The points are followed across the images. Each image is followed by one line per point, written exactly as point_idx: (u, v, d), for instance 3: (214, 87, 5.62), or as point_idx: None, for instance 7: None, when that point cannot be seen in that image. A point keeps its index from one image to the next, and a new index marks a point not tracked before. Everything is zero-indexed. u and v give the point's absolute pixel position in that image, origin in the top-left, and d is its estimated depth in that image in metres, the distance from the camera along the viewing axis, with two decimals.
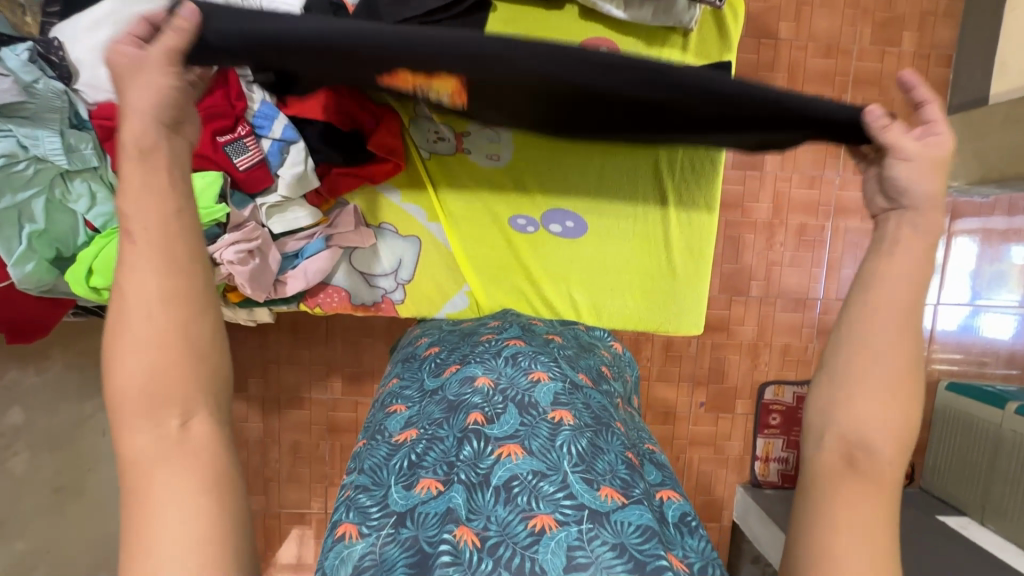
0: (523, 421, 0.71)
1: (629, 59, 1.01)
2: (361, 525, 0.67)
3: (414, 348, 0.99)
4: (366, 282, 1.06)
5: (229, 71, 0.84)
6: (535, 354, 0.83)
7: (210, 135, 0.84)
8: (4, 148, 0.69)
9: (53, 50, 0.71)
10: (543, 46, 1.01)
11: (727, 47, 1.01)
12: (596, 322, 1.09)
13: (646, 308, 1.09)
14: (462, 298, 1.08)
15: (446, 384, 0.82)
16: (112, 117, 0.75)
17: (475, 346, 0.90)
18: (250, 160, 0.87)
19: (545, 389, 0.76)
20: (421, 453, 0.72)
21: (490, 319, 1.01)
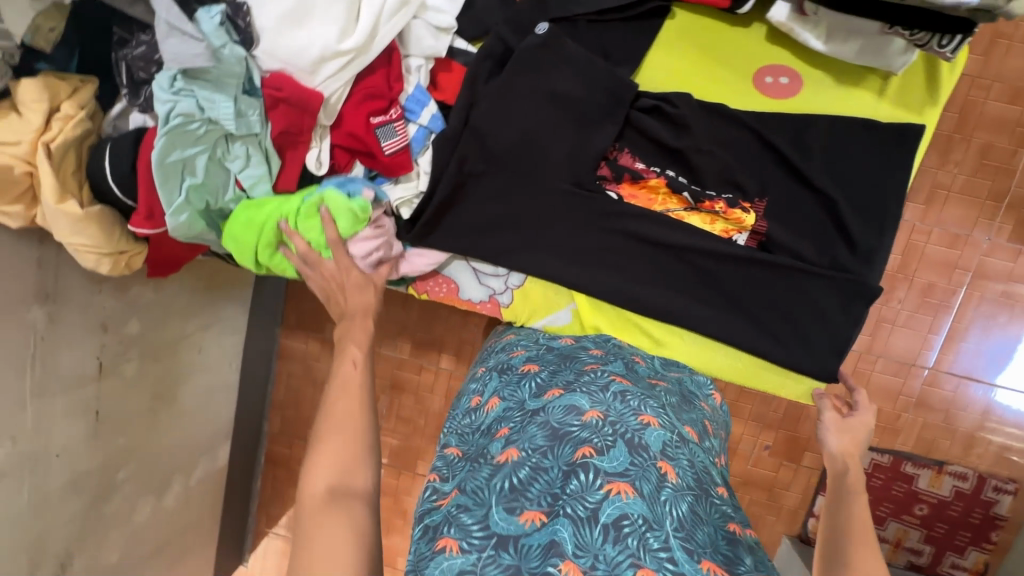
0: (632, 462, 0.69)
1: (812, 93, 0.91)
2: (462, 541, 0.65)
3: (507, 359, 0.97)
4: (475, 279, 1.05)
5: (394, 52, 0.83)
6: (644, 397, 0.80)
7: (365, 115, 0.82)
8: (184, 108, 0.71)
9: (241, 15, 0.71)
10: (717, 66, 0.92)
11: (934, 101, 0.88)
12: (706, 370, 1.02)
13: (763, 367, 1.00)
14: (567, 313, 1.05)
15: (549, 406, 0.78)
16: (282, 88, 0.75)
17: (579, 374, 0.86)
18: (396, 144, 0.85)
19: (655, 435, 0.73)
20: (524, 479, 0.68)
21: (593, 345, 0.97)
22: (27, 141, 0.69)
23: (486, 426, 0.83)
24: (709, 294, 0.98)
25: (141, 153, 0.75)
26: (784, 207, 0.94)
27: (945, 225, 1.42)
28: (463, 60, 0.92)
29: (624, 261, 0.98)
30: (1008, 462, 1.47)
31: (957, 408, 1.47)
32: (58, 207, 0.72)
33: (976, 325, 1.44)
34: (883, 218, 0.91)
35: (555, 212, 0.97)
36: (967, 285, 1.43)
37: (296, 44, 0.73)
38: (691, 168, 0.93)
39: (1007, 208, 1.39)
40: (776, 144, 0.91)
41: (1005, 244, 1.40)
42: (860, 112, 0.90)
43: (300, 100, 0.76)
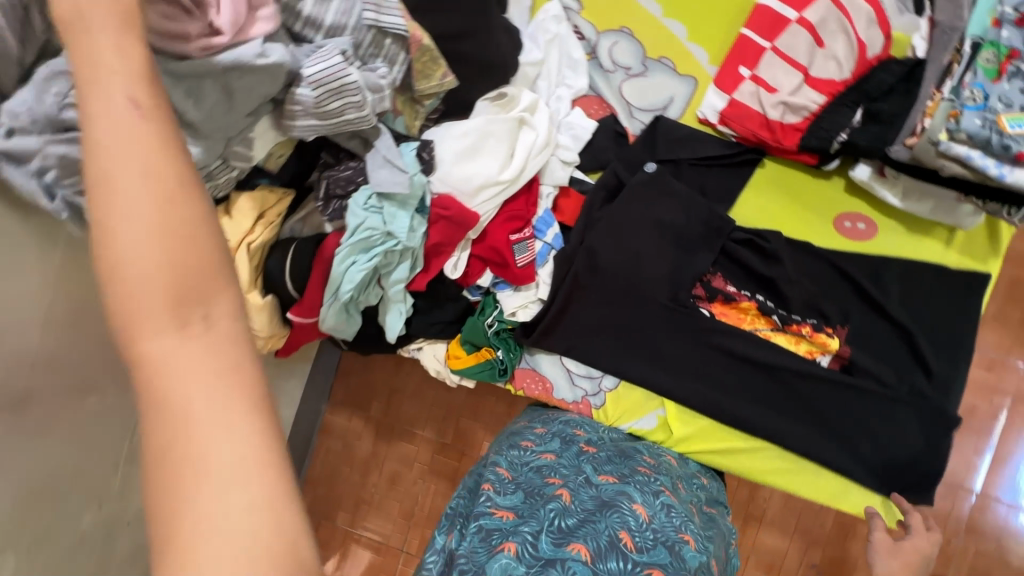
0: (670, 563, 0.70)
1: (886, 238, 1.03)
2: (523, 548, 0.66)
3: (573, 434, 1.00)
4: (569, 379, 1.11)
5: (534, 182, 0.98)
6: (686, 518, 0.84)
7: (506, 233, 0.95)
8: (372, 223, 0.83)
9: (427, 150, 0.87)
10: (801, 208, 1.06)
11: (996, 251, 1.00)
12: (789, 485, 1.05)
13: (846, 484, 1.03)
14: (655, 419, 1.09)
15: (602, 487, 0.84)
16: (448, 209, 0.87)
17: (634, 473, 0.91)
18: (527, 258, 0.98)
19: (693, 554, 0.76)
20: (571, 524, 0.71)
21: (647, 451, 1.01)
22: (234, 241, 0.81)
23: (540, 469, 0.88)
24: (794, 410, 1.04)
25: (319, 255, 0.85)
26: (863, 336, 1.03)
27: (982, 349, 1.51)
28: (578, 187, 1.08)
29: (711, 372, 1.07)
30: None
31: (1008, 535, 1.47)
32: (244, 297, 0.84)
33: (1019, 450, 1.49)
34: (955, 349, 1.00)
35: (650, 321, 1.07)
36: (1007, 409, 1.49)
37: (465, 174, 0.88)
38: (777, 293, 1.04)
39: None
40: (853, 278, 1.02)
41: None
42: (929, 256, 1.02)
43: (459, 219, 0.88)
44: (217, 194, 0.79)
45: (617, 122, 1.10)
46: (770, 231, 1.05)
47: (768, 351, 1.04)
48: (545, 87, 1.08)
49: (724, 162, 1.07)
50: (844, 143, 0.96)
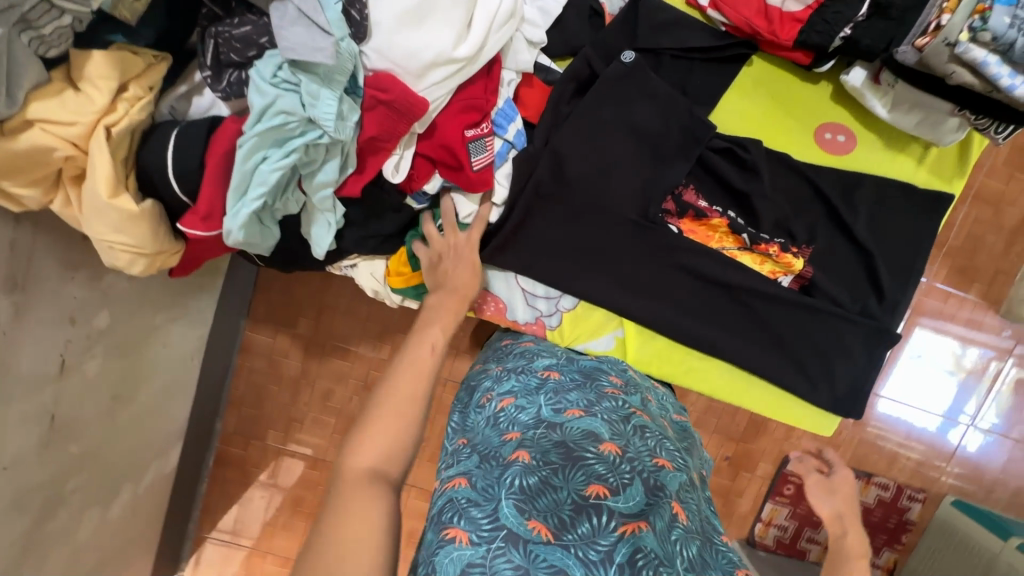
0: (648, 501, 0.69)
1: (863, 153, 0.97)
2: (473, 535, 0.64)
3: (528, 363, 0.94)
4: (524, 300, 1.01)
5: (494, 64, 0.80)
6: (659, 437, 0.83)
7: (461, 127, 0.78)
8: (285, 104, 0.62)
9: (356, 5, 0.64)
10: (783, 116, 0.96)
11: (963, 170, 0.97)
12: (738, 402, 1.08)
13: (787, 400, 1.07)
14: (610, 339, 1.04)
15: (567, 426, 0.77)
16: (387, 90, 0.67)
17: (600, 397, 0.86)
18: (483, 161, 0.82)
19: (671, 477, 0.75)
20: (533, 483, 0.68)
21: (613, 371, 0.96)
22: (84, 121, 0.58)
23: (496, 419, 0.83)
24: (750, 331, 1.03)
25: (215, 143, 0.65)
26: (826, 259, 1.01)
27: None
28: (543, 76, 0.91)
29: (671, 293, 1.01)
30: (923, 475, 1.67)
31: (889, 427, 1.66)
32: (110, 200, 0.62)
33: (909, 356, 1.64)
34: (906, 272, 1.01)
35: (612, 236, 0.97)
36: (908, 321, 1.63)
37: (410, 45, 0.67)
38: (749, 212, 0.97)
39: (944, 256, 1.60)
40: (827, 196, 0.97)
41: (939, 286, 1.61)
42: (900, 174, 0.98)
43: (403, 108, 0.69)
44: (47, 55, 0.55)
45: None
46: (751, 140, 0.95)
47: (731, 270, 0.99)
48: None
49: (710, 56, 0.92)
50: (845, 41, 0.85)
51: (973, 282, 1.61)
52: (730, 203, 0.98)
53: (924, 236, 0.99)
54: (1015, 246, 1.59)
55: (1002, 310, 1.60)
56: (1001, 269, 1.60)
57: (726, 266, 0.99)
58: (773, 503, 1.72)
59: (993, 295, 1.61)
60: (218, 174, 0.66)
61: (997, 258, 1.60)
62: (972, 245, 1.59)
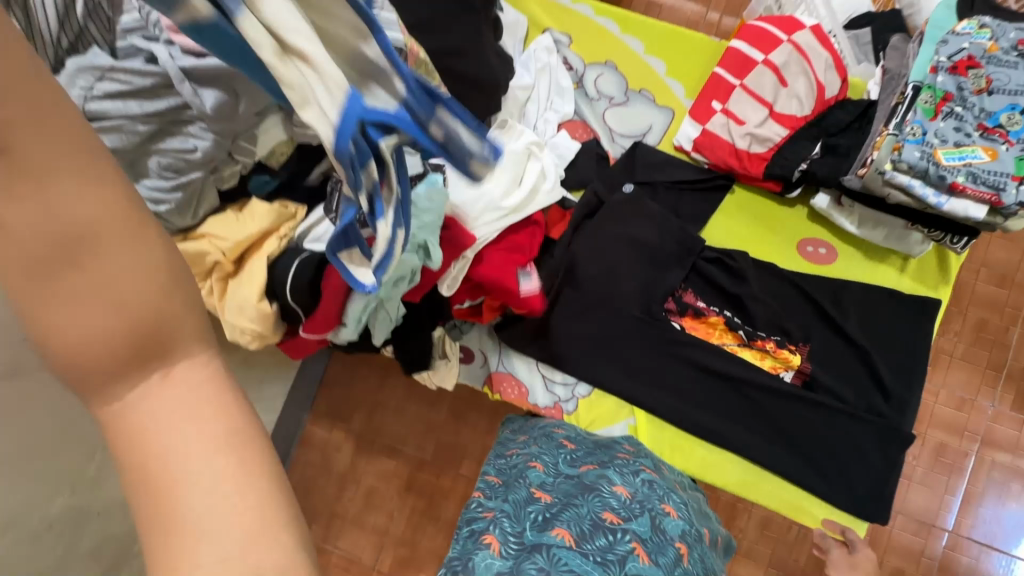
0: (653, 537, 0.73)
1: (846, 263, 1.10)
2: (503, 546, 0.68)
3: (551, 433, 1.03)
4: (543, 385, 1.15)
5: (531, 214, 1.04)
6: (667, 490, 0.86)
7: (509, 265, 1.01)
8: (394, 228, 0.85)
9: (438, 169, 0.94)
10: (767, 232, 1.13)
11: (947, 280, 1.07)
12: (752, 497, 1.08)
13: (807, 500, 1.07)
14: (623, 427, 1.12)
15: (584, 475, 0.86)
16: (449, 226, 0.93)
17: (612, 458, 0.93)
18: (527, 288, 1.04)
19: (674, 523, 0.78)
20: (556, 512, 0.74)
21: (626, 441, 1.03)
22: (235, 241, 0.88)
23: (524, 460, 0.91)
24: (761, 427, 1.08)
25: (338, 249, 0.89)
26: (825, 357, 1.08)
27: (951, 386, 1.57)
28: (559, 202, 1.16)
29: (682, 384, 1.11)
30: None
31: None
32: (257, 303, 0.90)
33: (988, 489, 1.52)
34: (909, 373, 1.06)
35: (622, 332, 1.12)
36: (976, 447, 1.54)
37: (472, 196, 0.96)
38: (745, 313, 1.10)
39: (1006, 378, 1.56)
40: (817, 300, 1.08)
41: (1009, 412, 1.55)
42: (886, 284, 1.09)
43: (457, 238, 0.94)
44: (223, 185, 0.88)
45: (599, 145, 1.19)
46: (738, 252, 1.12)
47: (733, 365, 1.09)
48: (534, 110, 1.15)
49: (696, 186, 1.15)
50: (804, 172, 1.04)
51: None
52: (726, 303, 1.12)
53: (919, 340, 1.06)
54: None
55: None
56: None
57: (730, 361, 1.10)
58: None
59: None
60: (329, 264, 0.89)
61: None
62: None
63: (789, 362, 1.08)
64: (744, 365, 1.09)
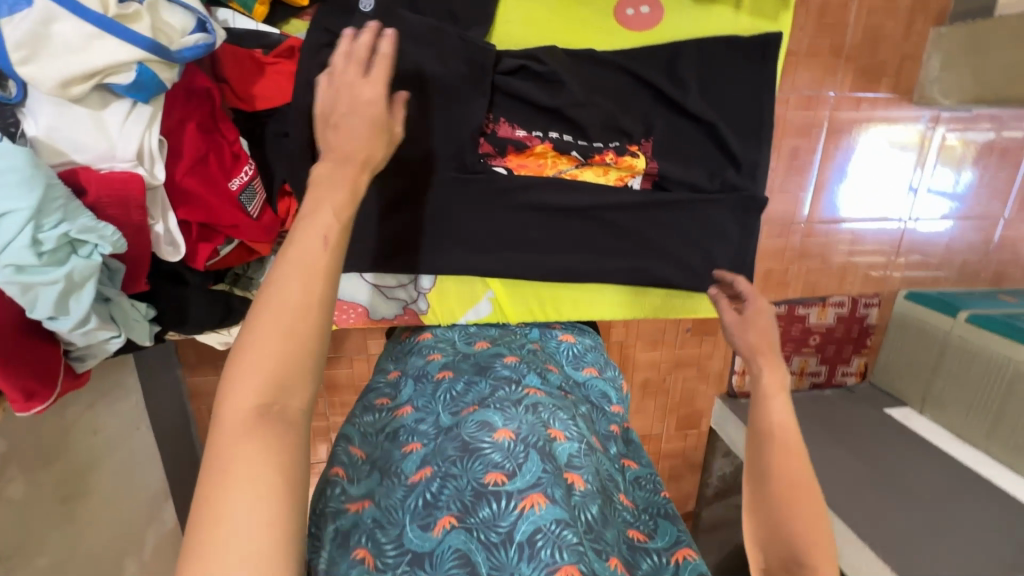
0: (544, 471, 0.66)
1: (674, 18, 0.87)
2: (378, 559, 0.63)
3: (422, 364, 0.90)
4: (382, 296, 0.96)
5: (189, 91, 0.68)
6: (554, 408, 0.78)
7: (220, 182, 0.71)
8: (11, 257, 0.53)
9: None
10: (576, 6, 0.84)
11: (785, 4, 0.89)
12: (629, 315, 1.04)
13: (678, 298, 1.04)
14: (486, 304, 0.99)
15: (461, 422, 0.75)
16: (88, 189, 0.58)
17: (492, 385, 0.81)
18: (259, 204, 0.76)
19: (562, 448, 0.71)
20: (436, 491, 0.67)
21: (508, 351, 0.91)
22: None
23: (394, 429, 0.79)
24: (621, 246, 0.98)
25: None
26: (670, 144, 0.93)
27: (798, 88, 1.44)
28: (257, 45, 0.77)
29: (531, 233, 0.94)
30: (875, 280, 1.66)
31: (830, 252, 1.61)
32: None
33: (835, 162, 1.51)
34: (755, 130, 0.93)
35: (438, 206, 0.90)
36: (823, 143, 1.50)
37: (79, 131, 0.58)
38: (573, 125, 0.88)
39: (846, 62, 1.43)
40: (652, 81, 0.88)
41: (848, 96, 1.46)
42: (724, 30, 0.88)
43: (117, 199, 0.60)
44: None
45: None
46: (544, 49, 0.84)
47: (578, 196, 0.92)
48: None
49: None
50: None
51: (880, 79, 1.46)
52: (550, 119, 0.88)
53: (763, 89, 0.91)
54: (915, 26, 1.43)
55: (914, 98, 1.48)
56: (906, 55, 1.45)
57: (569, 192, 0.92)
58: (742, 353, 1.73)
59: (902, 86, 1.48)
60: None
61: (899, 46, 1.44)
62: (870, 40, 1.42)
63: (636, 162, 0.92)
64: (588, 189, 0.92)
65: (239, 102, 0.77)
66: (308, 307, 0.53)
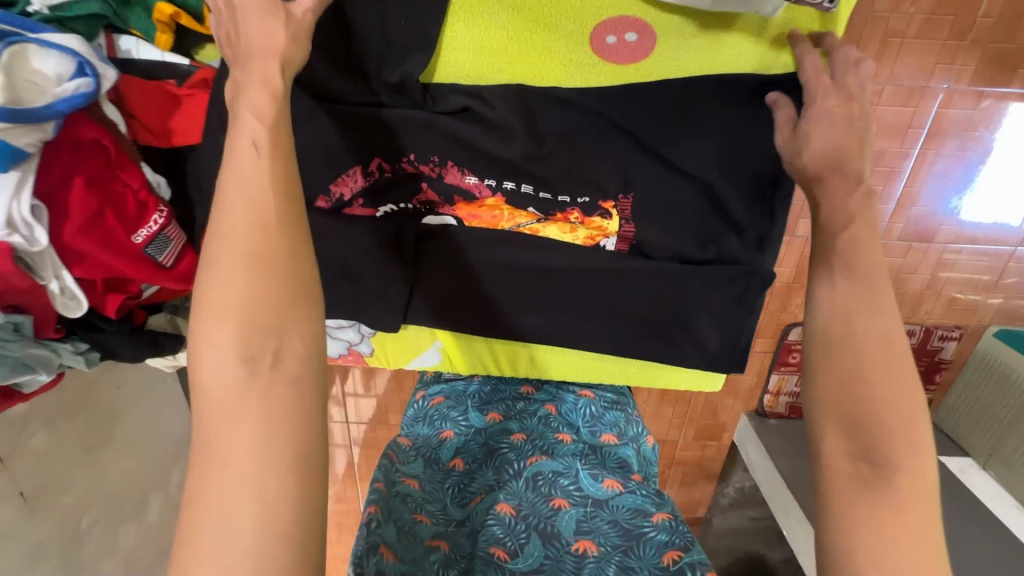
0: (546, 556, 0.64)
1: (670, 50, 0.68)
2: None
3: (434, 442, 0.86)
4: (323, 335, 0.90)
5: (73, 144, 0.62)
6: (557, 476, 0.75)
7: (121, 237, 0.66)
8: None
9: None
10: (539, 33, 0.67)
11: (829, 33, 0.66)
12: (596, 380, 0.92)
13: (654, 368, 0.90)
14: (434, 353, 0.91)
15: (472, 514, 0.73)
16: None
17: (499, 464, 0.80)
18: (174, 252, 0.71)
19: (568, 516, 0.69)
20: None
21: (516, 428, 0.88)
22: None
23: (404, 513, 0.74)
24: (584, 308, 0.84)
25: None
26: (654, 205, 0.76)
27: (897, 79, 0.99)
28: (171, 75, 0.69)
29: (483, 294, 0.83)
30: (961, 309, 1.20)
31: (906, 276, 1.16)
32: None
33: (944, 157, 1.05)
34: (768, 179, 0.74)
35: (373, 255, 0.78)
36: (920, 146, 1.04)
37: None
38: (527, 177, 0.74)
39: (970, 46, 0.97)
40: (634, 132, 0.71)
41: (965, 91, 1.00)
42: (735, 67, 0.69)
43: None
44: None
45: None
46: (496, 86, 0.70)
47: (540, 254, 0.79)
48: None
49: None
50: None
51: (1019, 69, 0.98)
52: (511, 169, 0.74)
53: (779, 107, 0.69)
54: None
55: None
56: None
57: (533, 244, 0.80)
58: (779, 373, 1.38)
59: None
60: None
61: None
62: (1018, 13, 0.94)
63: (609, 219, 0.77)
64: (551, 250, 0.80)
65: (155, 141, 0.70)
66: (262, 284, 0.46)
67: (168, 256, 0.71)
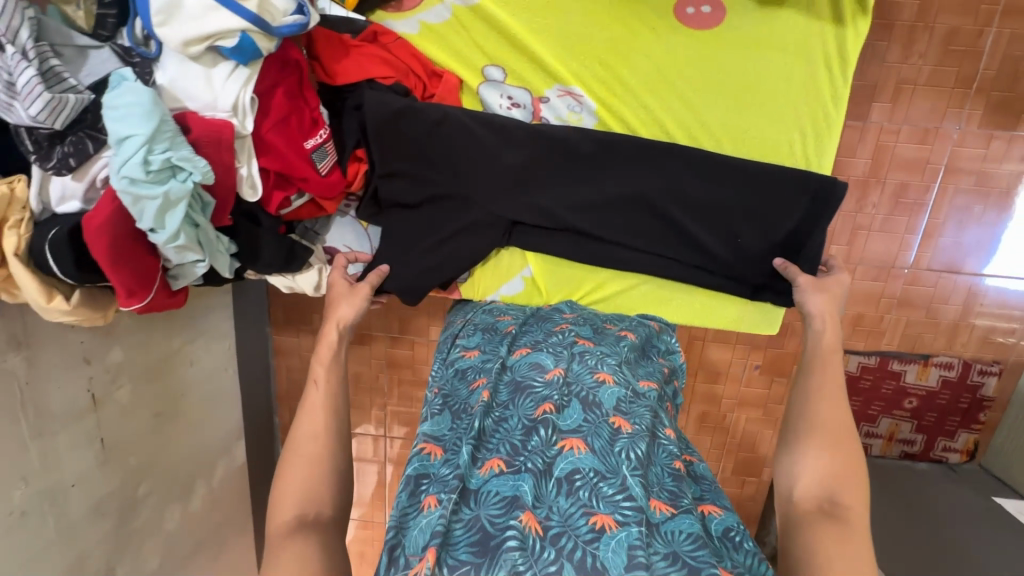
0: (586, 418, 0.68)
1: (735, 20, 0.87)
2: (440, 495, 0.61)
3: (494, 321, 0.94)
4: None
5: (283, 64, 0.81)
6: (602, 356, 0.79)
7: (297, 139, 0.83)
8: (129, 171, 0.67)
9: (133, 53, 0.72)
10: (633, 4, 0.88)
11: (863, 9, 0.86)
12: (664, 313, 1.02)
13: (719, 300, 1.01)
14: (520, 281, 1.03)
15: (516, 364, 0.79)
16: (191, 129, 0.73)
17: (548, 335, 0.86)
18: (329, 164, 0.88)
19: (609, 392, 0.72)
20: (491, 429, 0.68)
21: (567, 309, 0.95)
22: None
23: (461, 372, 0.81)
24: (663, 234, 0.97)
25: (88, 230, 0.72)
26: (717, 149, 0.93)
27: (912, 120, 1.13)
28: (348, 29, 0.89)
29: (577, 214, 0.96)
30: (994, 345, 1.26)
31: (938, 304, 1.24)
32: (48, 305, 0.74)
33: (958, 202, 1.17)
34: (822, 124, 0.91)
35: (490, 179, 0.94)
36: (939, 181, 1.17)
37: (191, 82, 0.73)
38: (617, 120, 0.94)
39: (976, 94, 1.11)
40: (709, 79, 0.90)
41: (976, 132, 1.13)
42: (791, 35, 0.87)
43: (212, 140, 0.74)
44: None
45: None
46: (600, 42, 0.90)
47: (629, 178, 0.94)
48: None
49: None
50: None
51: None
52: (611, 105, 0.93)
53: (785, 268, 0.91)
54: None
55: None
56: None
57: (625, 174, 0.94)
58: None
59: None
60: (105, 250, 0.73)
61: None
62: (1013, 70, 1.09)
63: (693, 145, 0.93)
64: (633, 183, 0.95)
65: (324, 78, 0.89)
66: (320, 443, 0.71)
67: (325, 165, 0.87)
